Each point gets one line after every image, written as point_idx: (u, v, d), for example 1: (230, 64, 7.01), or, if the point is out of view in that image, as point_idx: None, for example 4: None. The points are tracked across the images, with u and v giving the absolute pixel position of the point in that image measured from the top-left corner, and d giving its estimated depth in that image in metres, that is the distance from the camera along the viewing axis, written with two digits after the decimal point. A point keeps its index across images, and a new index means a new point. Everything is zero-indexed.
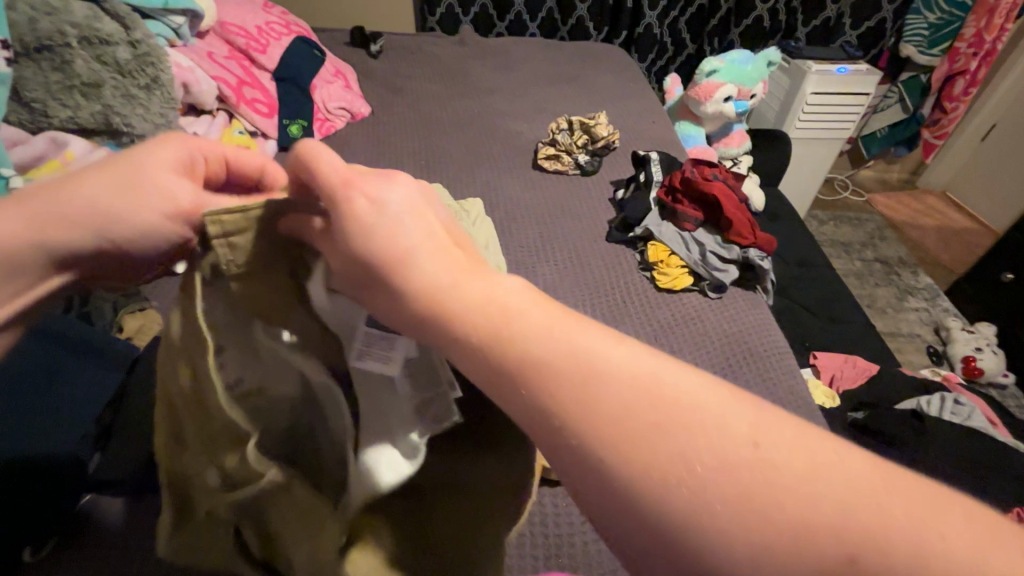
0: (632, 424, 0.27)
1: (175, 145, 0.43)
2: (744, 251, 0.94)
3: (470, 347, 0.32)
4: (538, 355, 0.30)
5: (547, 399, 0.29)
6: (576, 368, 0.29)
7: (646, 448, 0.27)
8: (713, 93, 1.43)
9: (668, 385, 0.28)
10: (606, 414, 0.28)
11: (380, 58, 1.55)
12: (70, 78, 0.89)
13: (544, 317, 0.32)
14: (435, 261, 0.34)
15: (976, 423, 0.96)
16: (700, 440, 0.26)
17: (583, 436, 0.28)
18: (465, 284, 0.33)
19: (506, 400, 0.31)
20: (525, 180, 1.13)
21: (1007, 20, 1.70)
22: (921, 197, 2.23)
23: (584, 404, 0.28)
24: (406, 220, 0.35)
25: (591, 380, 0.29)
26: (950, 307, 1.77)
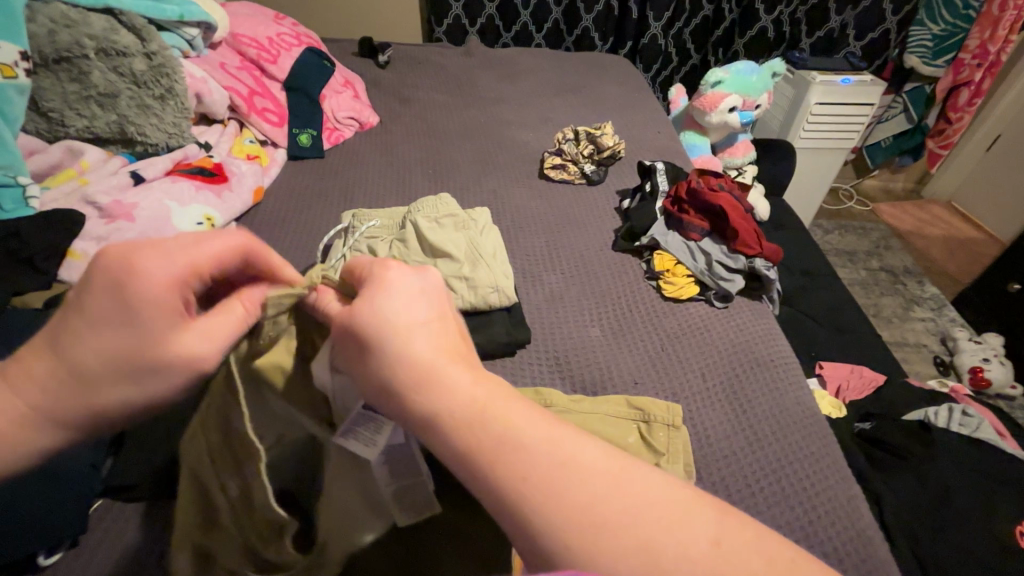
0: (607, 522, 0.31)
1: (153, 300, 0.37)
2: (750, 261, 0.94)
3: (459, 426, 0.35)
4: (524, 442, 0.34)
5: (525, 486, 0.33)
6: (559, 463, 0.33)
7: (620, 542, 0.30)
8: (718, 103, 1.44)
9: (639, 484, 0.33)
10: (582, 504, 0.32)
11: (388, 68, 1.58)
12: (87, 89, 0.91)
13: (529, 415, 0.36)
14: (438, 343, 0.38)
15: (985, 435, 0.96)
16: (664, 536, 0.31)
17: (559, 525, 0.31)
18: (463, 374, 0.37)
19: (484, 480, 0.34)
20: (531, 188, 1.14)
21: (1011, 32, 1.70)
22: (926, 206, 2.23)
23: (563, 497, 0.32)
24: (419, 310, 0.40)
25: (572, 477, 0.33)
26: (956, 317, 1.77)
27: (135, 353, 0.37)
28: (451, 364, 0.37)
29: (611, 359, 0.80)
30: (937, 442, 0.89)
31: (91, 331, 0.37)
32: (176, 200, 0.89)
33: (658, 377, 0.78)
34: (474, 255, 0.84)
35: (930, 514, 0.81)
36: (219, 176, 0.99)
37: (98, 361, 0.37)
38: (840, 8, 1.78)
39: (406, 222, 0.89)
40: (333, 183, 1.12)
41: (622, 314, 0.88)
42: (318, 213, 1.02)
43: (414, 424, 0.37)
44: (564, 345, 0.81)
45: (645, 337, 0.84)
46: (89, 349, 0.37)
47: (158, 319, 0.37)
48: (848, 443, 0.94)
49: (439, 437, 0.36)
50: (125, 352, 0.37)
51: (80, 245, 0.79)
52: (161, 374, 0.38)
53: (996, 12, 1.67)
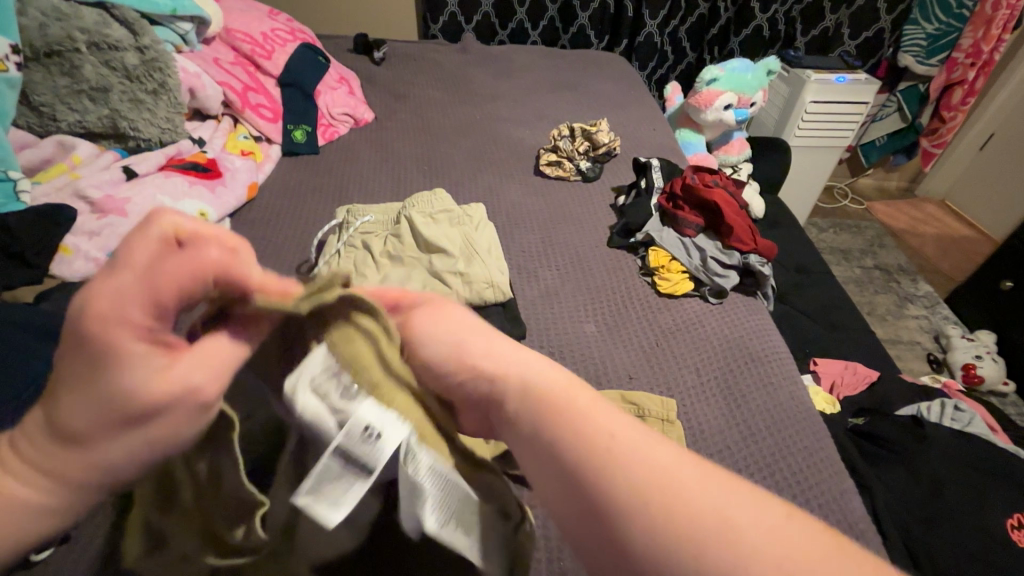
0: (675, 485, 0.31)
1: (139, 341, 0.32)
2: (744, 257, 0.95)
3: (524, 396, 0.36)
4: (588, 412, 0.35)
5: (592, 451, 0.33)
6: (628, 433, 0.34)
7: (694, 506, 0.30)
8: (713, 101, 1.45)
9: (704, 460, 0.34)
10: (653, 467, 0.32)
11: (384, 65, 1.57)
12: (79, 83, 0.90)
13: (583, 388, 0.37)
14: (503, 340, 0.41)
15: (976, 429, 0.97)
16: (735, 502, 0.30)
17: (622, 487, 0.31)
18: (518, 356, 0.39)
19: (540, 445, 0.34)
20: (526, 185, 1.14)
21: (1005, 31, 1.71)
22: (920, 205, 2.24)
23: (626, 464, 0.32)
24: (469, 319, 0.43)
25: (629, 446, 0.33)
26: (949, 315, 1.78)
27: (109, 395, 0.31)
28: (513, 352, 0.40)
29: (609, 353, 0.80)
30: (932, 437, 0.90)
31: (83, 395, 0.31)
32: (168, 195, 0.88)
33: (653, 372, 0.78)
34: (469, 250, 0.84)
35: (925, 509, 0.81)
36: (213, 171, 0.98)
37: (81, 416, 0.31)
38: (835, 7, 1.79)
39: (401, 218, 0.88)
40: (329, 179, 1.11)
41: (618, 310, 0.88)
42: (313, 209, 1.02)
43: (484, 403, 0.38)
44: (560, 340, 0.82)
45: (641, 332, 0.84)
46: (70, 405, 0.32)
47: (129, 362, 0.31)
48: (844, 439, 0.94)
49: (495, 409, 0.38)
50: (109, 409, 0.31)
51: (71, 240, 0.78)
52: (154, 430, 0.32)
53: (989, 11, 1.68)
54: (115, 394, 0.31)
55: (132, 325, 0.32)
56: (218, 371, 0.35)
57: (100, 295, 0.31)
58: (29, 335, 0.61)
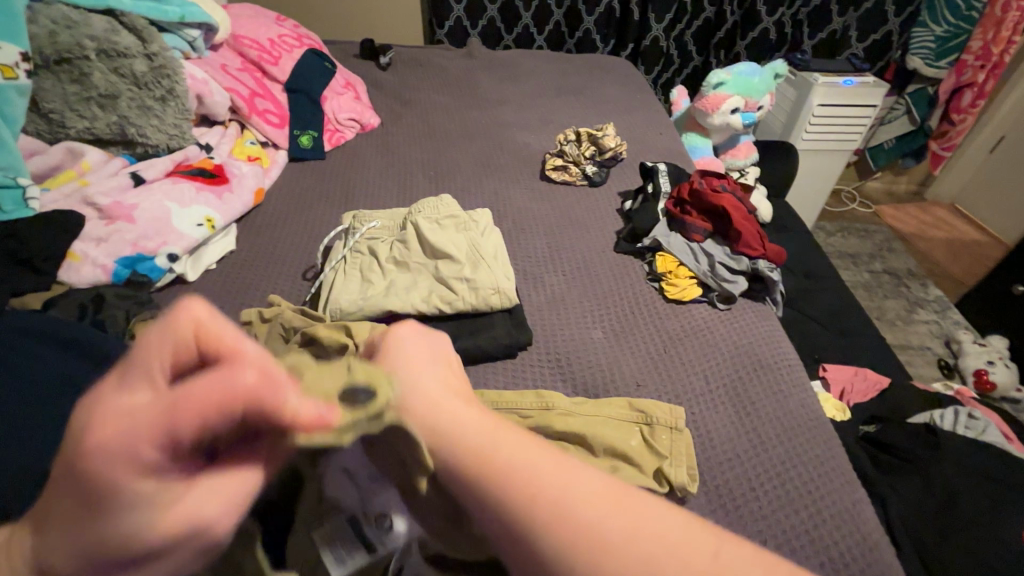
0: (602, 540, 0.33)
1: (146, 487, 0.27)
2: (753, 262, 0.93)
3: (458, 457, 0.38)
4: (516, 468, 0.37)
5: (523, 511, 0.35)
6: (559, 485, 0.36)
7: (622, 558, 0.33)
8: (720, 105, 1.44)
9: (634, 500, 0.36)
10: (582, 521, 0.34)
11: (390, 70, 1.58)
12: (88, 90, 0.91)
13: (528, 444, 0.39)
14: (441, 393, 0.43)
15: (991, 438, 0.95)
16: (658, 548, 0.33)
17: (570, 549, 0.33)
18: (462, 413, 0.41)
19: (494, 510, 0.36)
20: (532, 190, 1.14)
21: (1015, 33, 1.69)
22: (929, 209, 2.22)
23: (558, 523, 0.34)
24: (420, 371, 0.45)
25: (578, 505, 0.35)
26: (960, 320, 1.76)
27: (113, 537, 0.28)
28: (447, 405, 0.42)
29: (615, 360, 0.80)
30: (944, 445, 0.88)
31: (75, 535, 0.28)
32: (175, 202, 0.88)
33: (660, 380, 0.77)
34: (475, 256, 0.83)
35: (937, 519, 0.80)
36: (220, 177, 0.99)
37: (74, 555, 0.28)
38: (842, 10, 1.78)
39: (407, 223, 0.88)
40: (335, 184, 1.12)
41: (624, 316, 0.87)
42: (318, 214, 1.02)
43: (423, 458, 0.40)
44: (566, 348, 0.81)
45: (648, 339, 0.83)
46: (65, 536, 0.28)
47: (130, 508, 0.27)
48: (854, 446, 0.93)
49: (448, 469, 0.39)
50: (104, 552, 0.28)
51: (79, 247, 0.78)
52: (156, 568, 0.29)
53: (999, 13, 1.66)
54: (122, 536, 0.28)
55: (140, 468, 0.27)
56: (238, 506, 0.31)
57: (109, 425, 0.26)
58: (36, 342, 0.61)
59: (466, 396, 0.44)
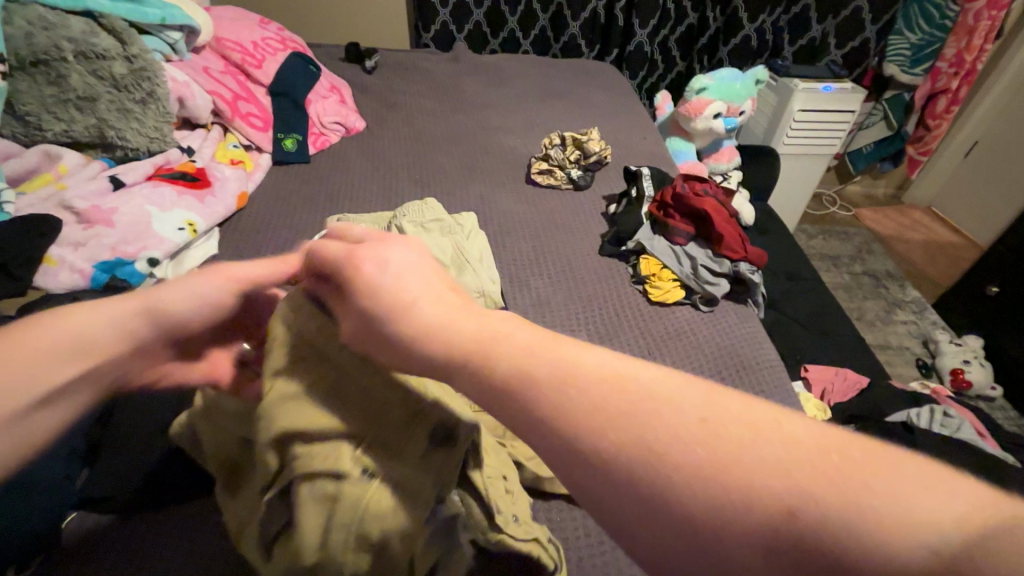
0: (625, 421, 0.27)
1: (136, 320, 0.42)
2: (735, 265, 0.95)
3: (447, 352, 0.33)
4: (521, 354, 0.32)
5: (524, 393, 0.30)
6: (564, 367, 0.30)
7: (644, 431, 0.27)
8: (703, 110, 1.46)
9: (644, 378, 0.29)
10: (587, 397, 0.29)
11: (375, 73, 1.57)
12: (65, 92, 0.89)
13: (546, 344, 0.32)
14: (428, 302, 0.36)
15: (965, 435, 0.97)
16: (689, 423, 0.27)
17: (579, 434, 0.28)
18: (455, 313, 0.35)
19: (500, 401, 0.31)
20: (518, 194, 1.14)
21: (986, 41, 1.75)
22: (907, 212, 2.27)
23: (563, 401, 0.29)
24: (410, 279, 0.38)
25: (622, 395, 0.28)
26: (937, 320, 1.80)
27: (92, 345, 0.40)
28: (421, 301, 0.36)
29: None
30: (921, 444, 0.90)
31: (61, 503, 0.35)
32: (156, 205, 0.88)
33: None
34: (460, 259, 0.84)
35: None
36: (203, 180, 0.97)
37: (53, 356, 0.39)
38: (821, 17, 1.82)
39: (392, 226, 0.88)
40: (318, 188, 1.11)
41: (608, 316, 0.88)
42: (303, 218, 1.01)
43: (397, 359, 0.36)
44: None
45: (630, 338, 0.84)
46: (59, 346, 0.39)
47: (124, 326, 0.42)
48: None
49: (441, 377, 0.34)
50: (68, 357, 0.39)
51: (57, 251, 0.77)
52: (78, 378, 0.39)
53: (971, 21, 1.71)
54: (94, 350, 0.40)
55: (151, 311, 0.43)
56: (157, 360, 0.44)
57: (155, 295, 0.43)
58: None
59: (474, 306, 0.37)
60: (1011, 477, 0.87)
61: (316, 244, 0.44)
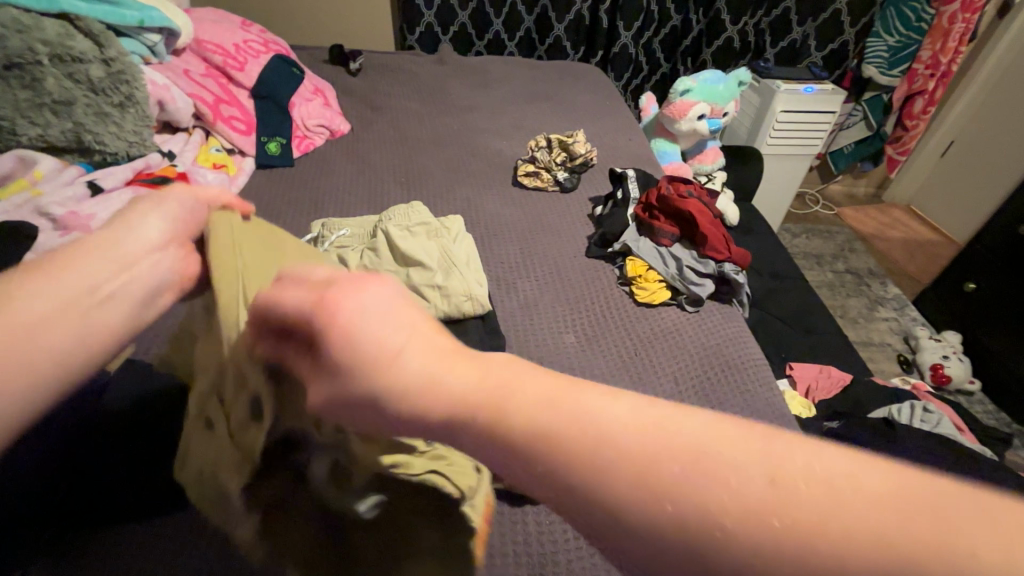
0: (678, 487, 0.24)
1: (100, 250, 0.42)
2: (720, 265, 0.96)
3: (450, 417, 0.30)
4: (533, 413, 0.28)
5: (549, 461, 0.26)
6: (588, 425, 0.26)
7: (700, 490, 0.23)
8: (687, 111, 1.47)
9: (684, 429, 0.26)
10: (626, 459, 0.25)
11: (360, 75, 1.56)
12: (40, 96, 0.87)
13: (556, 391, 0.29)
14: (420, 353, 0.32)
15: (945, 430, 0.99)
16: (750, 475, 0.23)
17: (626, 504, 0.24)
18: (453, 362, 0.32)
19: (524, 467, 0.27)
20: (505, 196, 1.15)
21: (960, 43, 1.80)
22: (887, 210, 2.31)
23: (600, 469, 0.25)
24: (385, 326, 0.33)
25: (663, 440, 0.25)
26: (918, 317, 1.83)
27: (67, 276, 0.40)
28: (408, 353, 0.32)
29: (590, 365, 0.80)
30: (901, 439, 0.92)
31: None
32: None
33: (634, 381, 0.79)
34: (447, 262, 0.83)
35: None
36: None
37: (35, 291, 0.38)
38: (801, 20, 1.85)
39: (378, 231, 0.88)
40: (303, 192, 1.10)
41: (597, 321, 0.88)
42: (286, 222, 1.00)
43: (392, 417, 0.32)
44: (540, 352, 0.82)
45: (619, 343, 0.84)
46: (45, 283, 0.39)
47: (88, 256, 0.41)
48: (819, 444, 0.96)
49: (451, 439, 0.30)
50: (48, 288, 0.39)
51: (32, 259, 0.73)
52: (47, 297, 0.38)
53: (946, 24, 1.75)
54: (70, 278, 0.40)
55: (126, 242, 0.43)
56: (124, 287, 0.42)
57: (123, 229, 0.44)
58: None
59: (468, 352, 0.33)
60: (989, 470, 0.89)
61: (268, 294, 0.39)
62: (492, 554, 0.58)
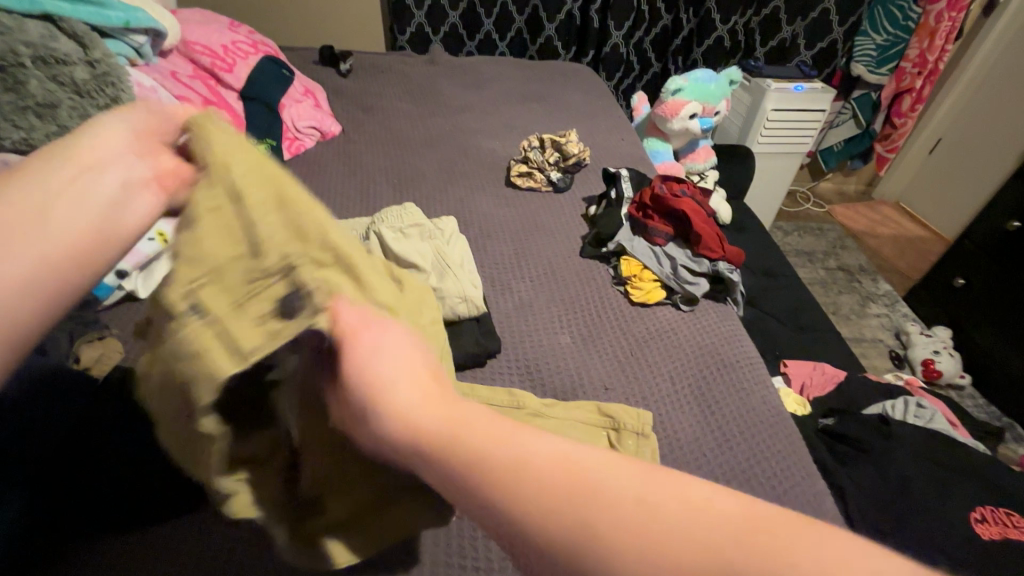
0: (614, 534, 0.28)
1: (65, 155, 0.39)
2: (714, 264, 0.96)
3: (427, 450, 0.33)
4: (501, 454, 0.31)
5: (509, 501, 0.30)
6: (545, 471, 0.31)
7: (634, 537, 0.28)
8: (679, 110, 1.48)
9: (626, 482, 0.30)
10: (575, 505, 0.29)
11: (350, 76, 1.55)
12: (24, 99, 0.83)
13: (521, 436, 0.33)
14: (414, 388, 0.35)
15: (939, 425, 1.00)
16: (674, 525, 0.28)
17: (570, 543, 0.29)
18: (437, 399, 0.35)
19: (487, 503, 0.31)
20: (498, 196, 1.14)
21: (946, 41, 1.82)
22: (876, 207, 2.33)
23: (551, 515, 0.29)
24: (395, 358, 0.36)
25: (608, 490, 0.30)
26: (909, 313, 1.85)
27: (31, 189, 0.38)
28: (400, 387, 0.35)
29: (584, 364, 0.80)
30: (895, 435, 0.93)
31: None
32: None
33: (628, 381, 0.78)
34: (441, 263, 0.83)
35: (891, 505, 0.83)
36: None
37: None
38: (790, 19, 1.86)
39: (370, 233, 0.87)
40: None
41: (591, 321, 0.88)
42: None
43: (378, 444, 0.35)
44: (534, 354, 0.81)
45: (614, 342, 0.84)
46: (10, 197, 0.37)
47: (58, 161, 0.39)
48: (813, 440, 0.97)
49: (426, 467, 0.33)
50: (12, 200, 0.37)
51: None
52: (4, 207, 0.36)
53: (933, 23, 1.77)
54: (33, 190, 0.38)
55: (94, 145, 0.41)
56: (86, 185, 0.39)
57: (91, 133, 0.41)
58: None
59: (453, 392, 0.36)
60: (983, 463, 0.90)
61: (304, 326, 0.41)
62: (490, 557, 0.58)
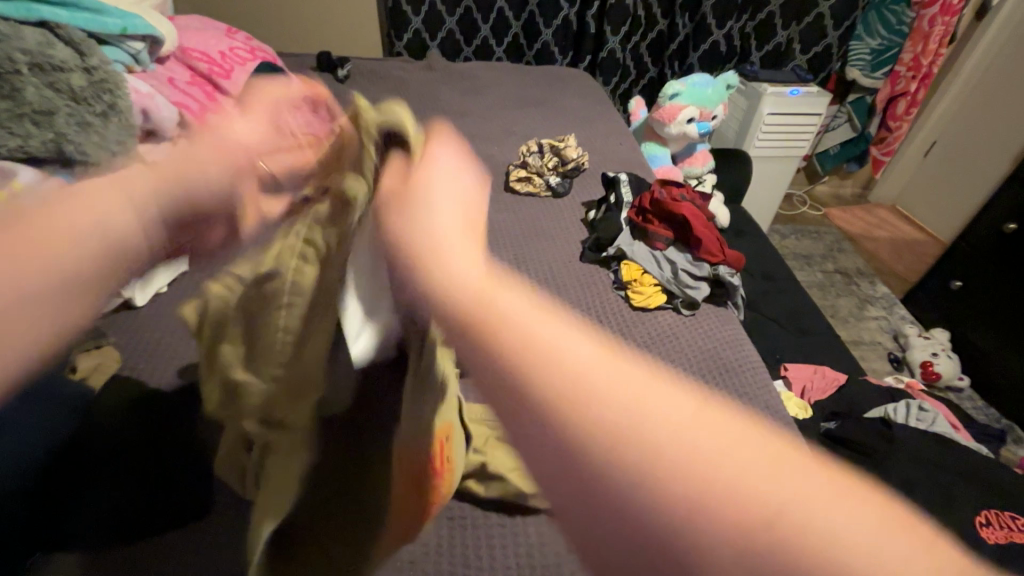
0: (634, 443, 0.27)
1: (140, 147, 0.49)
2: (714, 268, 0.96)
3: (454, 305, 0.31)
4: (533, 333, 0.30)
5: (527, 376, 0.29)
6: (575, 366, 0.29)
7: (648, 448, 0.27)
8: (676, 115, 1.48)
9: (658, 405, 0.28)
10: (598, 401, 0.28)
11: (348, 82, 1.55)
12: (20, 105, 0.83)
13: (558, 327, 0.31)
14: (462, 252, 0.33)
15: (940, 428, 1.00)
16: (701, 450, 0.27)
17: (578, 436, 0.28)
18: (478, 267, 0.33)
19: (498, 372, 0.29)
20: (497, 202, 1.14)
21: (940, 45, 1.84)
22: (872, 210, 2.34)
23: (571, 400, 0.28)
24: (451, 209, 0.35)
25: (639, 402, 0.28)
26: (907, 315, 1.85)
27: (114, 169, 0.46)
28: (447, 245, 0.33)
29: None
30: (897, 439, 0.93)
31: None
32: None
33: None
34: None
35: None
36: None
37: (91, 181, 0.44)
38: (785, 24, 1.87)
39: None
40: None
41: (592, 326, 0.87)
42: None
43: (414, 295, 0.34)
44: None
45: None
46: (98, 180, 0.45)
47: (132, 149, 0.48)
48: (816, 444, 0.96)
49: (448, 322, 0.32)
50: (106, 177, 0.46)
51: None
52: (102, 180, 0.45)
53: (926, 27, 1.79)
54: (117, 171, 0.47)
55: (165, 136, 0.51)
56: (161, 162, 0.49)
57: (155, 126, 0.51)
58: None
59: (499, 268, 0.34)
60: (985, 467, 0.90)
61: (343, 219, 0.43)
62: (494, 566, 0.57)
